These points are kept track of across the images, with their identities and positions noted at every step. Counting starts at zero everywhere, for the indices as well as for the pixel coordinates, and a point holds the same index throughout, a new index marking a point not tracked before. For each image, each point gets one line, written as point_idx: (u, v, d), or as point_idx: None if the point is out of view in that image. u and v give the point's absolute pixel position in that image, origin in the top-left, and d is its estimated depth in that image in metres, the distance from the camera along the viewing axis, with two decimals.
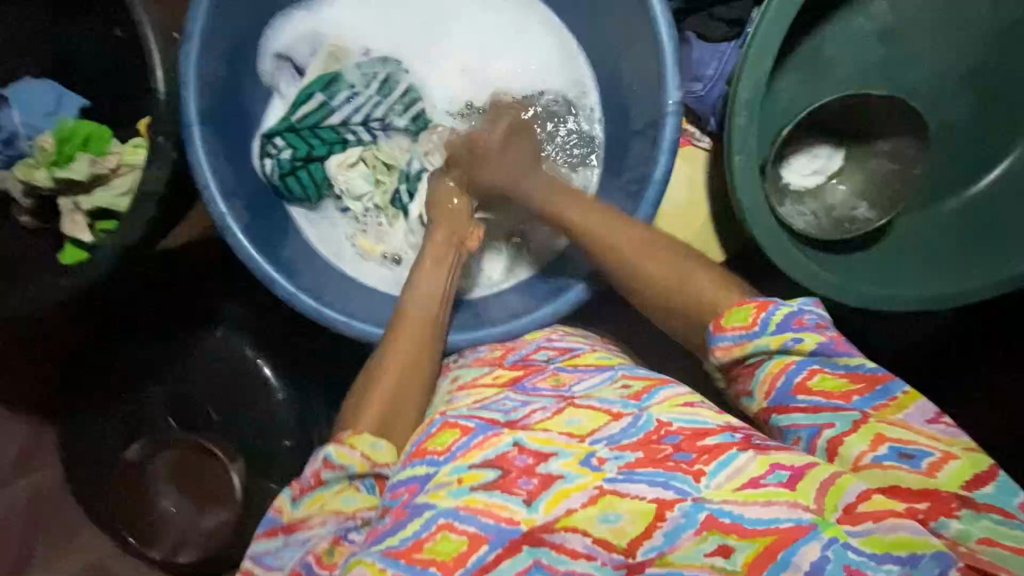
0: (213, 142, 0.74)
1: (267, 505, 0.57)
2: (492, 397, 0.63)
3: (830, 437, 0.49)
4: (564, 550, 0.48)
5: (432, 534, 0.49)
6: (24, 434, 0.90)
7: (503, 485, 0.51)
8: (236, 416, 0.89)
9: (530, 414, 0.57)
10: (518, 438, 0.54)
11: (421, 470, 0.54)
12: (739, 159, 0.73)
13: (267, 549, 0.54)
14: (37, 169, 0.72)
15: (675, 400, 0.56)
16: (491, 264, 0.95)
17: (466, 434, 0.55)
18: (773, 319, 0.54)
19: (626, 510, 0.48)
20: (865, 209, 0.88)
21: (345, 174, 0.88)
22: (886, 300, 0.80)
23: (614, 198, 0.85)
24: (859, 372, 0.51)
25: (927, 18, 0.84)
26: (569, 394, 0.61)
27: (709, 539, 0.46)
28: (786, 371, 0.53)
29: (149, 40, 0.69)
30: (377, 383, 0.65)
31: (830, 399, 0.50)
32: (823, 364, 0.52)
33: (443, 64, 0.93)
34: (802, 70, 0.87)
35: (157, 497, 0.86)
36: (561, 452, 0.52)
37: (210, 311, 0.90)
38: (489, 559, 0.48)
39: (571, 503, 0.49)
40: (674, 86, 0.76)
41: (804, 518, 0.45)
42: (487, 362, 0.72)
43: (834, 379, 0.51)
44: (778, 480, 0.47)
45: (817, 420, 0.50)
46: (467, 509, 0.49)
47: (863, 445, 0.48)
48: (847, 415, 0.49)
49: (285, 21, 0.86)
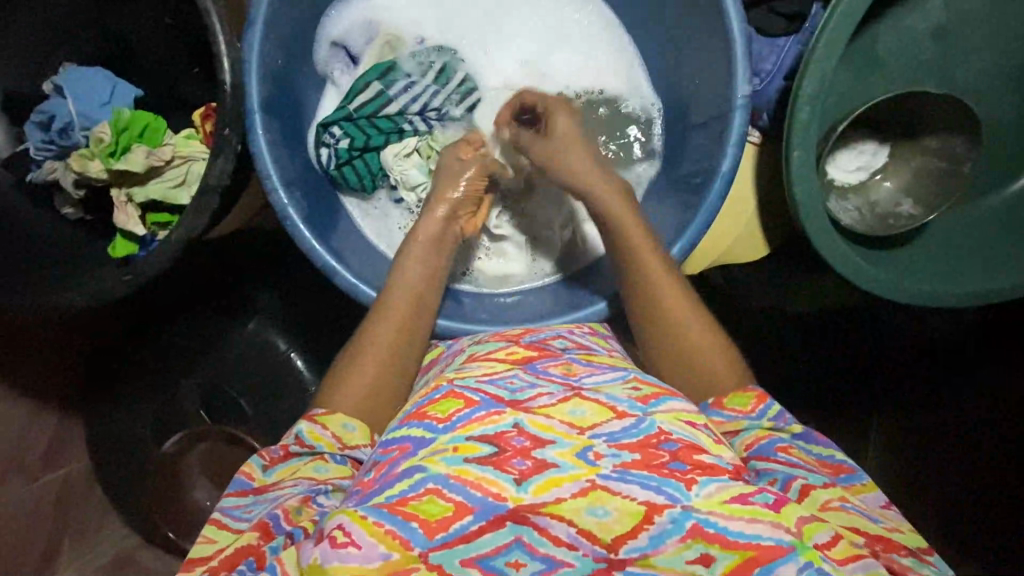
0: (273, 127, 0.71)
1: (238, 468, 0.56)
2: (501, 372, 0.56)
3: (804, 483, 0.52)
4: (547, 534, 0.44)
5: (418, 495, 0.44)
6: (53, 426, 0.98)
7: (497, 462, 0.46)
8: (263, 388, 0.98)
9: (535, 396, 0.51)
10: (520, 419, 0.49)
11: (417, 432, 0.49)
12: (797, 154, 0.70)
13: (236, 509, 0.53)
14: (92, 159, 0.74)
15: (678, 414, 0.52)
16: (543, 255, 0.88)
17: (469, 406, 0.50)
18: (768, 410, 0.59)
19: (615, 507, 0.44)
20: (910, 205, 0.83)
21: (401, 165, 0.81)
22: (926, 297, 0.76)
23: (674, 196, 0.79)
24: (828, 460, 0.56)
25: (980, 19, 0.76)
26: (579, 384, 0.54)
27: (691, 547, 0.43)
28: (768, 439, 0.56)
29: (212, 16, 0.63)
30: (356, 367, 0.62)
31: (807, 466, 0.54)
32: (799, 446, 0.56)
33: (499, 55, 0.86)
34: (854, 65, 0.78)
35: (191, 490, 0.96)
36: (560, 441, 0.47)
37: (246, 300, 0.97)
38: (472, 530, 0.43)
39: (562, 492, 0.45)
40: (744, 78, 0.69)
41: (785, 538, 0.43)
42: (504, 338, 0.66)
43: (808, 456, 0.55)
44: (764, 501, 0.45)
45: (792, 468, 0.53)
46: (456, 478, 0.45)
47: (831, 496, 0.51)
48: (819, 476, 0.53)
49: (341, 6, 0.80)
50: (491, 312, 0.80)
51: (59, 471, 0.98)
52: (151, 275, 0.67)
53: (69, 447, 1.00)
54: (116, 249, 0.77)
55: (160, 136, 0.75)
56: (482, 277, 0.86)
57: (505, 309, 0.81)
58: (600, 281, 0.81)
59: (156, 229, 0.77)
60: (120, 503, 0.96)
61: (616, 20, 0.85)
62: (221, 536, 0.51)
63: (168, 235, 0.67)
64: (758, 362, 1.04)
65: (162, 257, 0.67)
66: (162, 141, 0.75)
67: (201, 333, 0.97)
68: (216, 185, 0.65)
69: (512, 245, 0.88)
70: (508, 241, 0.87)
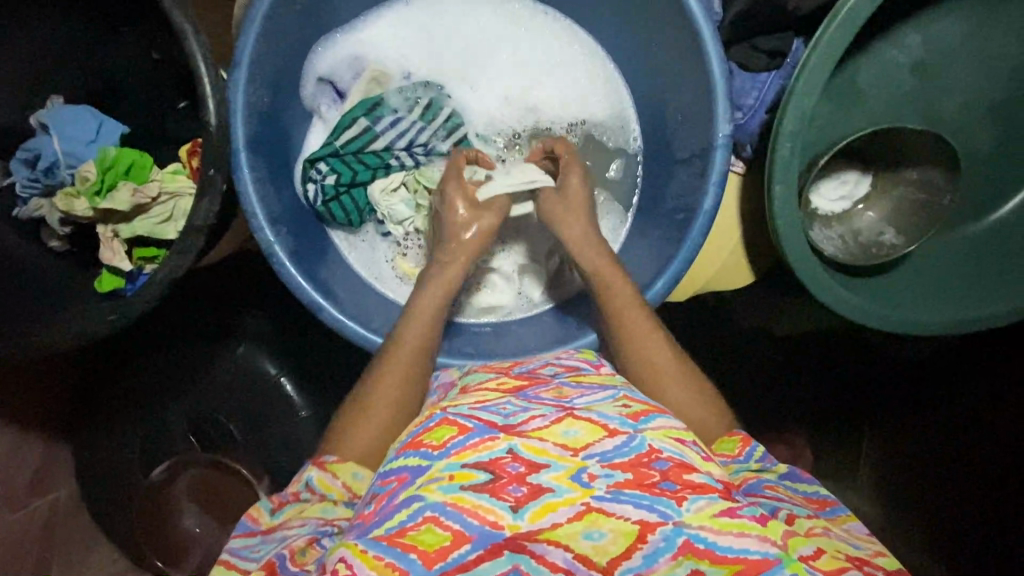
0: (258, 166, 0.71)
1: (247, 510, 0.60)
2: (493, 399, 0.55)
3: (790, 513, 0.55)
4: (544, 561, 0.45)
5: (416, 525, 0.45)
6: (40, 454, 0.97)
7: (494, 489, 0.46)
8: (251, 413, 0.97)
9: (529, 420, 0.51)
10: (514, 444, 0.48)
11: (414, 461, 0.49)
12: (778, 188, 0.70)
13: (244, 548, 0.56)
14: (77, 198, 0.74)
15: (668, 429, 0.52)
16: (531, 285, 0.89)
17: (463, 433, 0.50)
18: (755, 453, 0.63)
19: (610, 529, 0.45)
20: (892, 235, 0.84)
21: (387, 201, 0.82)
22: (906, 324, 0.77)
23: (660, 228, 0.80)
24: (812, 497, 0.60)
25: (957, 54, 0.77)
26: (571, 404, 0.54)
27: (683, 565, 0.44)
28: (756, 477, 0.60)
29: (196, 59, 0.63)
30: (360, 419, 0.63)
31: (792, 500, 0.58)
32: (788, 486, 0.61)
33: (486, 88, 0.87)
34: (836, 98, 0.79)
35: (179, 517, 0.95)
36: (554, 465, 0.48)
37: (235, 328, 0.97)
38: (470, 559, 0.44)
39: (557, 517, 0.46)
40: (725, 117, 0.70)
41: (771, 551, 0.45)
42: (494, 370, 0.66)
43: (793, 494, 0.59)
44: (752, 514, 0.47)
45: (778, 501, 0.56)
46: (454, 506, 0.45)
47: (814, 525, 0.54)
48: (802, 508, 0.57)
49: (326, 43, 0.81)
50: (477, 344, 0.80)
51: (47, 498, 0.98)
52: (139, 314, 0.68)
53: (54, 475, 0.98)
54: (103, 283, 0.77)
55: (146, 173, 0.75)
56: (470, 308, 0.87)
57: (494, 336, 0.83)
58: (588, 312, 0.81)
59: (143, 263, 0.78)
60: (110, 532, 0.96)
61: (602, 52, 0.86)
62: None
63: (154, 276, 0.67)
64: (744, 384, 1.06)
65: (149, 296, 0.67)
66: (149, 179, 0.76)
67: (186, 360, 0.96)
68: (202, 226, 0.65)
69: (501, 276, 0.89)
70: (496, 272, 0.88)
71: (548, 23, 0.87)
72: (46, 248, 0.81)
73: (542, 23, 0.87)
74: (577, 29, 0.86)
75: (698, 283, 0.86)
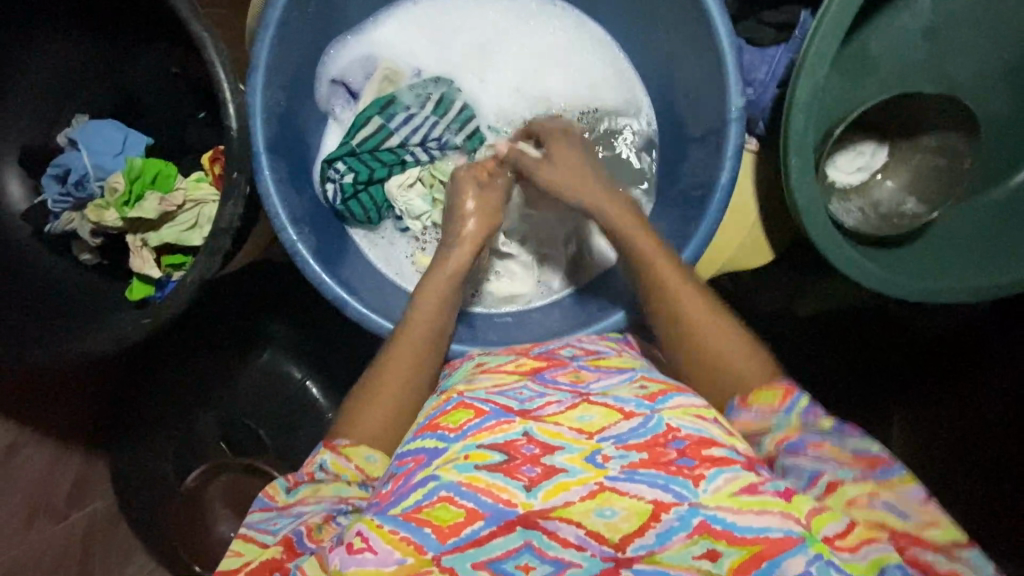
0: (279, 169, 0.73)
1: (263, 489, 0.59)
2: (511, 383, 0.57)
3: (832, 479, 0.52)
4: (556, 537, 0.44)
5: (432, 503, 0.45)
6: (76, 464, 0.99)
7: (508, 469, 0.47)
8: (275, 415, 0.99)
9: (544, 405, 0.52)
10: (529, 427, 0.50)
11: (431, 442, 0.51)
12: (795, 159, 0.69)
13: (261, 522, 0.55)
14: (108, 209, 0.77)
15: (687, 408, 0.52)
16: (551, 270, 0.90)
17: (479, 416, 0.51)
18: (798, 405, 0.58)
19: (623, 507, 0.45)
20: (914, 204, 0.83)
21: (404, 196, 0.84)
22: (933, 295, 0.75)
23: (677, 209, 0.80)
24: (863, 455, 0.54)
25: (968, 17, 0.77)
26: (587, 390, 0.55)
27: (698, 543, 0.44)
28: (796, 437, 0.56)
29: (216, 66, 0.65)
30: (363, 413, 0.62)
31: (837, 460, 0.53)
32: (835, 441, 0.55)
33: (497, 83, 0.89)
34: (845, 69, 0.79)
35: (215, 523, 0.95)
36: (568, 446, 0.48)
37: (258, 334, 0.98)
38: (483, 535, 0.44)
39: (569, 496, 0.46)
40: (737, 92, 0.70)
41: (794, 530, 0.44)
42: (513, 352, 0.67)
43: (841, 453, 0.54)
44: (775, 490, 0.46)
45: (818, 464, 0.53)
46: (468, 486, 0.46)
47: (859, 492, 0.51)
48: (849, 472, 0.53)
49: (340, 46, 0.83)
50: (501, 333, 0.81)
51: (86, 509, 0.99)
52: (169, 317, 0.69)
53: (91, 487, 1.00)
54: (134, 291, 0.80)
55: (170, 181, 0.78)
56: (491, 298, 0.88)
57: (516, 325, 0.84)
58: (608, 298, 0.82)
59: (171, 270, 0.80)
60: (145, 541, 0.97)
61: (610, 40, 0.87)
62: (247, 549, 0.53)
63: (183, 279, 0.69)
64: None
65: (177, 301, 0.68)
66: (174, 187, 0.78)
67: (210, 364, 0.97)
68: (227, 228, 0.67)
69: (520, 264, 0.89)
70: (514, 260, 0.89)
71: (555, 15, 0.88)
72: (77, 261, 0.84)
73: (550, 16, 0.88)
74: (586, 19, 0.87)
75: (718, 264, 0.84)
